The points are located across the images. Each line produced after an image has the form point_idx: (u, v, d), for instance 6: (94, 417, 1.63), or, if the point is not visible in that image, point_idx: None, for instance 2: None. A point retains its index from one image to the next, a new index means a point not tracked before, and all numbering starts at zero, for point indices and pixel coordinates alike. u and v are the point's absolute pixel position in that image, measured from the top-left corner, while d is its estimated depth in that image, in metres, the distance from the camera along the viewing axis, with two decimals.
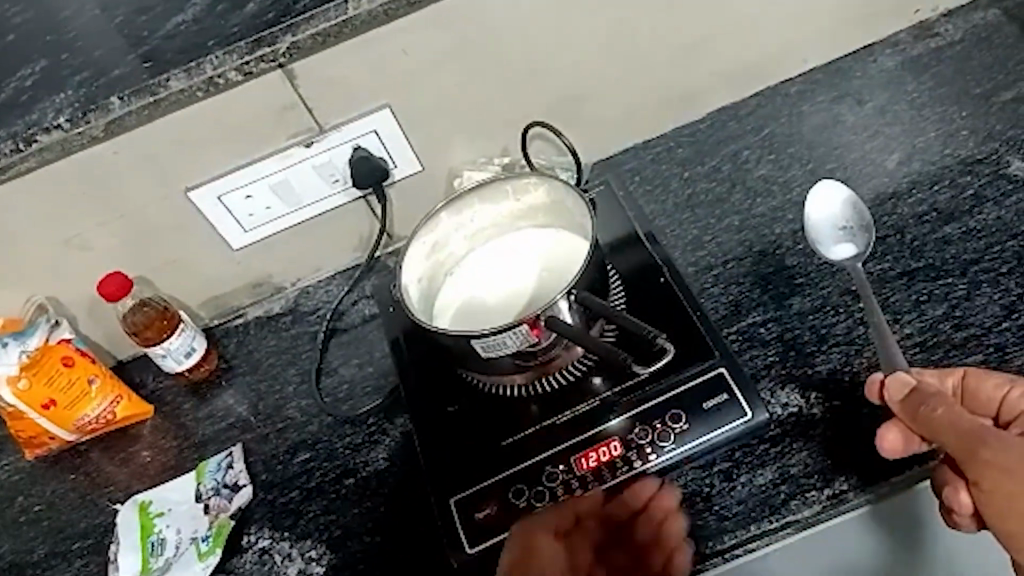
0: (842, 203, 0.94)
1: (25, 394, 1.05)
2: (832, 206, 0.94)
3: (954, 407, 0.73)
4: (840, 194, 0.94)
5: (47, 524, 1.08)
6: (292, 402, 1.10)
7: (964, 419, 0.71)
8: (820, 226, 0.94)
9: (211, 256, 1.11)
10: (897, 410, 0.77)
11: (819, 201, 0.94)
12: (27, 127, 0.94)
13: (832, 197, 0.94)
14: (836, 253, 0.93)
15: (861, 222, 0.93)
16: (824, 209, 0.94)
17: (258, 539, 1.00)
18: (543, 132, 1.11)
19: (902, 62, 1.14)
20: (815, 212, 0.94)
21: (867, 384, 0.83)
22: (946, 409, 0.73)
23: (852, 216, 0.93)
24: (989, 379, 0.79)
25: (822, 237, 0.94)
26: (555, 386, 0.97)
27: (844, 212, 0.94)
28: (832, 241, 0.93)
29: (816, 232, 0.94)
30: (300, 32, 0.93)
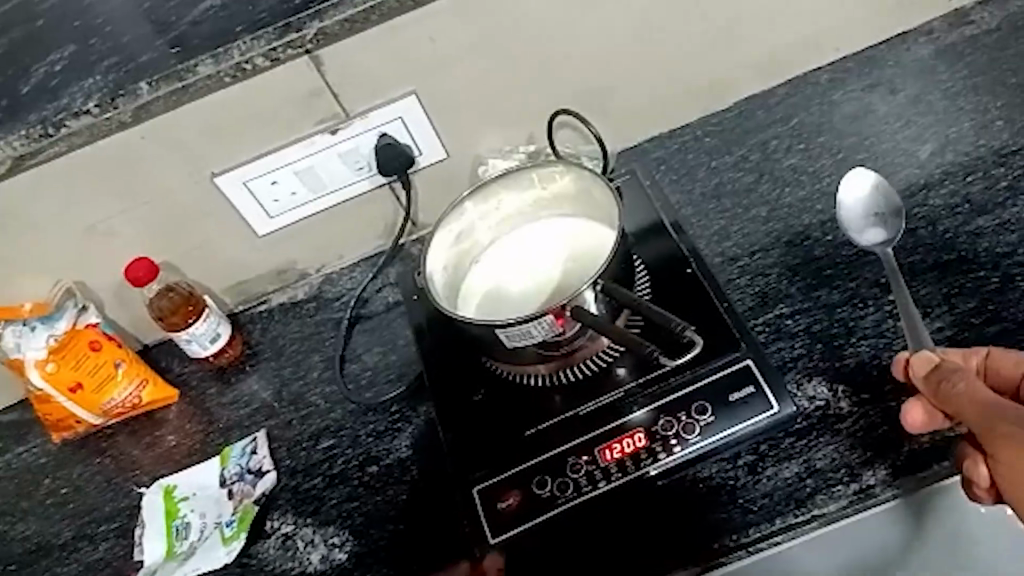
0: (873, 190, 0.99)
1: (55, 378, 1.07)
2: (863, 192, 1.00)
3: (971, 380, 0.73)
4: (871, 181, 1.00)
5: (73, 507, 1.09)
6: (315, 388, 1.10)
7: (978, 391, 0.72)
8: (853, 210, 0.99)
9: (236, 242, 1.11)
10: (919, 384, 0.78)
11: (851, 188, 1.00)
12: (56, 111, 0.94)
13: (862, 184, 1.00)
14: (867, 237, 0.98)
15: (891, 207, 0.98)
16: (857, 195, 0.99)
17: (280, 525, 1.00)
18: (570, 121, 1.10)
19: (936, 50, 1.12)
20: (849, 198, 1.00)
21: (895, 364, 0.86)
22: (962, 381, 0.73)
23: (882, 203, 0.99)
24: (1012, 358, 0.80)
25: (854, 221, 0.99)
26: (579, 377, 0.97)
27: (875, 198, 0.99)
28: (863, 225, 0.98)
29: (849, 217, 0.99)
30: (328, 18, 0.93)
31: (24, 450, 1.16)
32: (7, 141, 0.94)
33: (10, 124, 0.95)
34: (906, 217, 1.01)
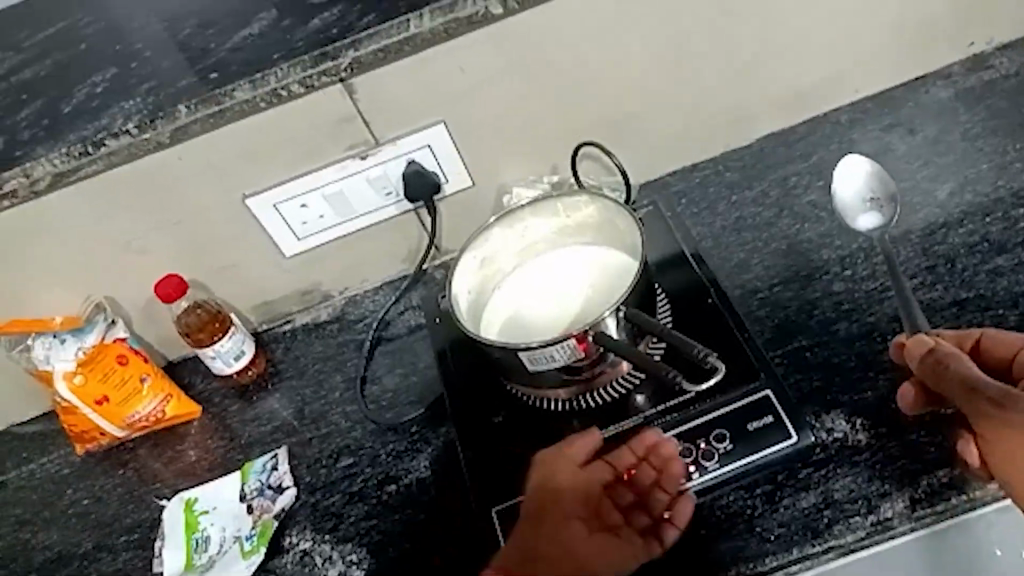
0: (867, 176, 1.07)
1: (82, 391, 1.09)
2: (857, 178, 1.07)
3: (966, 362, 0.79)
4: (865, 167, 1.07)
5: (93, 519, 1.11)
6: (336, 408, 1.11)
7: (974, 372, 0.77)
8: (848, 196, 1.07)
9: (264, 261, 1.13)
10: (914, 365, 0.83)
11: (845, 175, 1.07)
12: (97, 131, 0.98)
13: (857, 170, 1.07)
14: (862, 221, 1.06)
15: (885, 193, 1.06)
16: (851, 181, 1.07)
17: (299, 541, 1.01)
18: (594, 153, 1.13)
19: (954, 93, 1.14)
20: (843, 185, 1.07)
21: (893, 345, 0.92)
22: (958, 363, 0.79)
23: (877, 187, 1.06)
24: (1002, 341, 0.82)
25: (848, 207, 1.07)
26: (600, 402, 0.98)
27: (869, 184, 1.06)
28: (858, 210, 1.06)
29: (843, 203, 1.07)
30: (363, 48, 0.96)
31: (48, 460, 1.18)
32: (48, 159, 0.97)
33: (52, 141, 0.99)
34: (925, 254, 1.02)
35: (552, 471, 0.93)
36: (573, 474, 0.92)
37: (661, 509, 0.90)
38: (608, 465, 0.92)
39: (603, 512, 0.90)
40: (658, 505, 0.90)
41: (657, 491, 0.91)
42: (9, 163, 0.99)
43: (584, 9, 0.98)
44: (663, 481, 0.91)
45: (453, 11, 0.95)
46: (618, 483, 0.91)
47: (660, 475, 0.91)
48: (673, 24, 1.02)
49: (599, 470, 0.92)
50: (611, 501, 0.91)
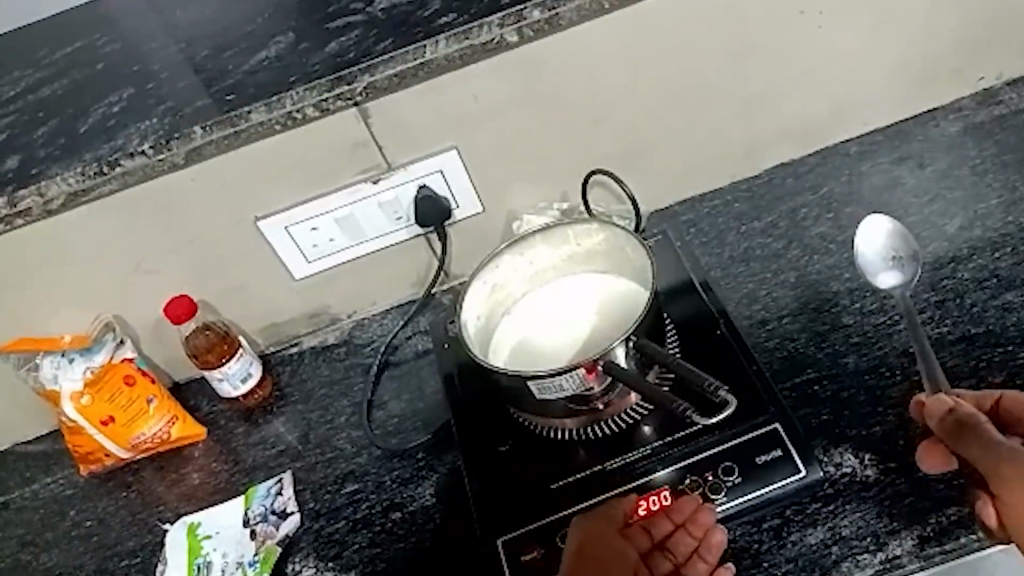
0: (887, 235, 0.98)
1: (88, 410, 1.09)
2: (878, 237, 0.98)
3: (986, 424, 0.78)
4: (885, 226, 0.98)
5: (96, 540, 1.10)
6: (342, 432, 1.11)
7: (994, 435, 0.76)
8: (869, 256, 0.98)
9: (273, 283, 1.14)
10: (934, 426, 0.82)
11: (866, 234, 0.98)
12: (112, 151, 0.98)
13: (877, 229, 0.98)
14: (883, 280, 0.97)
15: (908, 250, 0.96)
16: (871, 240, 0.98)
17: (301, 568, 1.01)
18: (604, 181, 1.13)
19: (964, 127, 1.14)
20: (864, 244, 0.98)
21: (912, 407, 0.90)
22: (979, 426, 0.78)
23: (899, 247, 0.97)
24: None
25: (869, 266, 0.97)
26: (607, 432, 0.98)
27: (891, 242, 0.97)
28: (879, 269, 0.97)
29: (865, 261, 0.98)
30: (378, 72, 0.97)
31: (51, 480, 1.18)
32: (63, 178, 0.98)
33: (67, 160, 0.99)
34: (934, 288, 1.02)
35: (594, 535, 0.88)
36: (614, 539, 0.88)
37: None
38: (644, 531, 0.89)
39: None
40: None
41: (694, 561, 0.87)
42: (24, 181, 0.99)
43: (597, 38, 0.99)
44: (701, 551, 0.87)
45: (469, 38, 0.96)
46: (654, 551, 0.88)
47: (699, 544, 0.87)
48: (686, 54, 1.03)
49: (637, 536, 0.88)
50: (646, 570, 0.87)
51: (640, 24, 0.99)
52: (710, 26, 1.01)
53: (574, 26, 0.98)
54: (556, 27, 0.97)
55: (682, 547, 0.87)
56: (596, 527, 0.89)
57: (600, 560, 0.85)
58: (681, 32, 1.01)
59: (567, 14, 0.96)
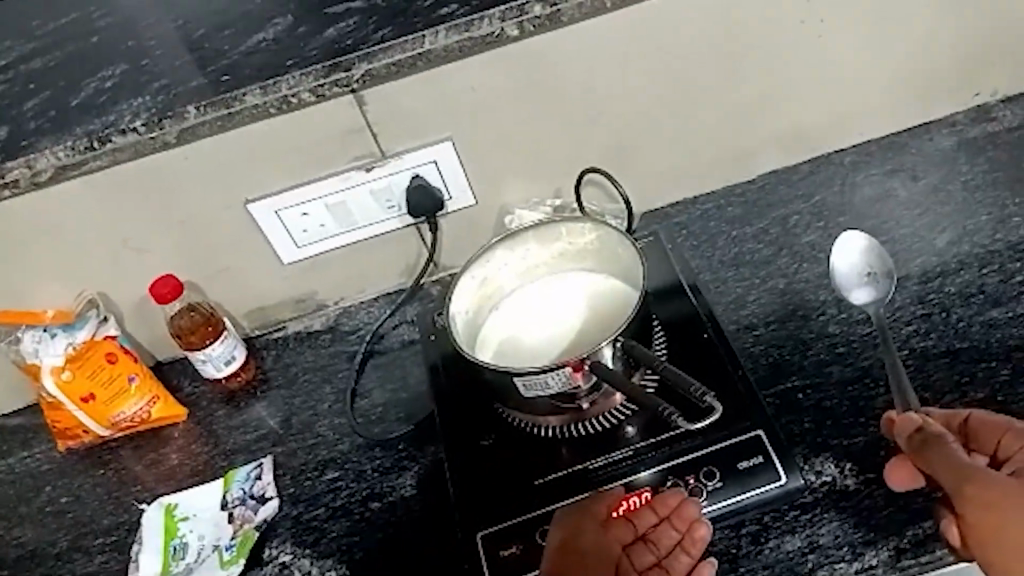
0: (864, 251, 1.04)
1: (68, 386, 1.08)
2: (854, 254, 1.04)
3: (949, 446, 0.79)
4: (862, 244, 1.04)
5: (71, 518, 1.10)
6: (324, 419, 1.11)
7: (956, 456, 0.77)
8: (845, 271, 1.04)
9: (261, 267, 1.13)
10: (902, 445, 0.83)
11: (842, 249, 1.04)
12: (103, 127, 0.97)
13: (853, 246, 1.04)
14: (857, 295, 1.03)
15: (883, 268, 1.03)
16: (847, 256, 1.04)
17: (278, 553, 1.00)
18: (598, 179, 1.13)
19: (958, 143, 1.14)
20: (840, 259, 1.05)
21: (883, 424, 0.91)
22: (941, 448, 0.78)
23: (874, 263, 1.03)
24: (991, 421, 0.81)
25: (845, 280, 1.04)
26: (590, 431, 0.98)
27: (866, 259, 1.04)
28: (855, 283, 1.03)
29: (840, 275, 1.04)
30: (375, 61, 0.96)
31: (28, 455, 1.17)
32: (52, 151, 0.96)
33: (58, 135, 0.98)
34: (921, 301, 1.02)
35: (576, 530, 0.89)
36: (596, 531, 0.88)
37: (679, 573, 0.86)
38: (629, 521, 0.89)
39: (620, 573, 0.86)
40: (678, 568, 0.86)
41: (678, 554, 0.87)
42: (13, 153, 0.98)
43: (598, 36, 0.99)
44: (685, 544, 0.87)
45: (469, 30, 0.96)
46: (637, 542, 0.88)
47: (683, 537, 0.87)
48: (685, 58, 1.03)
49: (621, 528, 0.89)
50: (628, 562, 0.87)
51: (642, 24, 0.99)
52: (711, 30, 1.01)
53: (577, 23, 0.98)
54: (558, 23, 0.97)
55: (664, 540, 0.87)
56: (580, 518, 0.89)
57: (579, 554, 0.86)
58: (683, 34, 1.01)
59: (569, 11, 0.96)
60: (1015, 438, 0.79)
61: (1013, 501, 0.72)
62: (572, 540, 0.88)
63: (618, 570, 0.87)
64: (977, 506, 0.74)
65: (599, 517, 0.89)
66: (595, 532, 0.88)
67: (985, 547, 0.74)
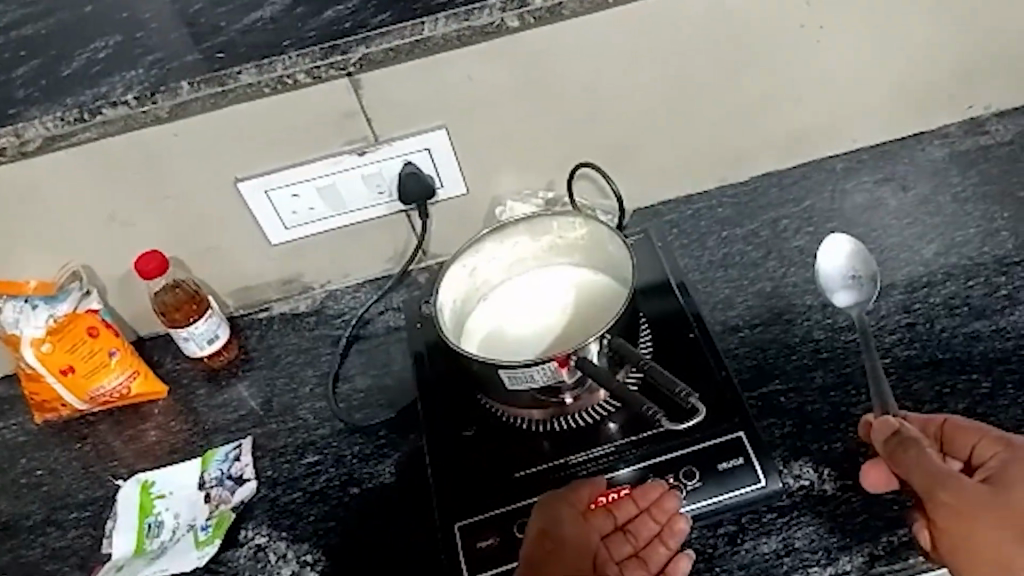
0: (850, 254, 1.05)
1: (48, 358, 1.07)
2: (840, 256, 1.05)
3: (926, 451, 0.79)
4: (848, 247, 1.05)
5: (45, 491, 1.09)
6: (306, 403, 1.10)
7: (933, 462, 0.77)
8: (830, 272, 1.05)
9: (249, 246, 1.12)
10: (878, 447, 0.82)
11: (830, 251, 1.05)
12: (94, 99, 0.96)
13: (841, 248, 1.05)
14: (839, 297, 1.04)
15: (868, 272, 1.04)
16: (834, 258, 1.05)
17: (254, 535, 1.00)
18: (591, 174, 1.12)
19: (949, 154, 1.15)
20: (827, 261, 1.05)
21: (860, 425, 0.90)
22: (918, 453, 0.78)
23: (859, 267, 1.04)
24: (966, 427, 0.82)
25: (830, 282, 1.05)
26: (572, 426, 0.98)
27: (851, 262, 1.05)
28: (838, 286, 1.04)
29: (825, 276, 1.05)
30: (374, 45, 0.95)
31: (5, 426, 1.16)
32: (42, 121, 0.95)
33: (47, 104, 0.96)
34: (906, 310, 1.03)
35: (555, 519, 0.88)
36: (576, 520, 0.88)
37: (656, 565, 0.87)
38: (608, 512, 0.89)
39: (598, 564, 0.87)
40: (655, 559, 0.87)
41: (656, 545, 0.87)
42: (1, 120, 0.96)
43: (598, 30, 0.99)
44: (663, 536, 0.88)
45: (468, 19, 0.95)
46: (616, 533, 0.89)
47: (661, 529, 0.88)
48: (683, 57, 1.02)
49: (600, 518, 0.89)
50: (606, 553, 0.88)
51: (642, 21, 0.99)
52: (711, 29, 1.01)
53: (578, 16, 0.97)
54: (558, 16, 0.96)
55: (643, 532, 0.88)
56: (562, 506, 0.89)
57: (555, 543, 0.87)
58: (683, 33, 1.00)
59: (570, 5, 0.95)
60: (989, 446, 0.80)
61: (983, 508, 0.73)
62: (553, 527, 0.88)
63: (596, 561, 0.87)
64: (949, 513, 0.75)
65: (580, 505, 0.90)
66: (574, 520, 0.88)
67: (956, 552, 0.75)
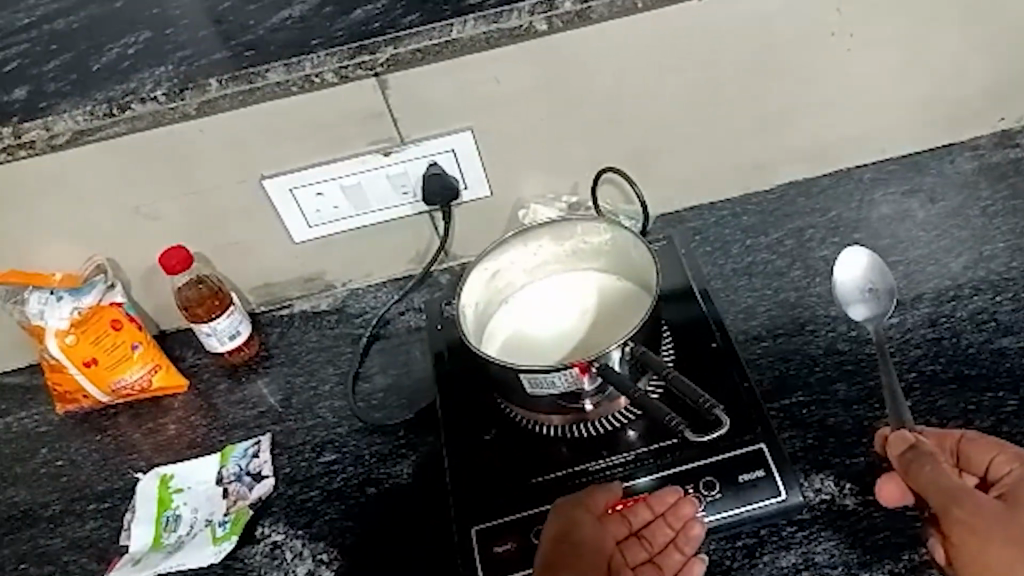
0: (867, 267, 1.03)
1: (71, 351, 1.08)
2: (857, 268, 1.04)
3: (941, 465, 0.77)
4: (865, 259, 1.04)
5: (65, 481, 1.10)
6: (325, 400, 1.10)
7: (947, 476, 0.76)
8: (846, 285, 1.03)
9: (272, 243, 1.12)
10: (893, 462, 0.81)
11: (846, 263, 1.04)
12: (124, 94, 0.97)
13: (857, 260, 1.04)
14: (855, 310, 1.02)
15: (884, 285, 1.02)
16: (850, 270, 1.04)
17: (271, 532, 1.00)
18: (616, 180, 1.12)
19: (980, 166, 1.13)
20: (843, 273, 1.04)
21: (875, 438, 0.89)
22: (933, 467, 0.77)
23: (876, 280, 1.03)
24: (982, 442, 0.81)
25: (846, 294, 1.03)
26: (591, 433, 0.98)
27: (868, 274, 1.03)
28: (855, 299, 1.03)
29: (842, 288, 1.04)
30: (402, 45, 0.95)
31: (26, 415, 1.17)
32: (71, 115, 0.96)
33: (77, 99, 0.97)
34: (932, 324, 1.01)
35: (572, 522, 0.88)
36: (592, 524, 0.88)
37: (671, 570, 0.86)
38: (624, 518, 0.89)
39: (612, 568, 0.87)
40: (669, 564, 0.86)
41: (671, 551, 0.87)
42: (31, 113, 0.97)
43: (628, 34, 0.98)
44: (678, 542, 0.87)
45: (497, 21, 0.94)
46: (631, 538, 0.88)
47: (676, 535, 0.88)
48: (711, 66, 1.02)
49: (615, 523, 0.89)
50: (621, 558, 0.88)
51: (671, 28, 0.98)
52: (740, 35, 1.00)
53: (606, 20, 0.97)
54: (587, 20, 0.96)
55: (658, 538, 0.88)
56: (579, 511, 0.89)
57: (571, 545, 0.86)
58: (711, 38, 1.00)
59: (600, 9, 0.95)
60: (1006, 461, 0.79)
61: (999, 523, 0.72)
62: (571, 530, 0.87)
63: (611, 565, 0.87)
64: (963, 529, 0.73)
65: (597, 510, 0.89)
66: (591, 524, 0.88)
67: (969, 568, 0.74)
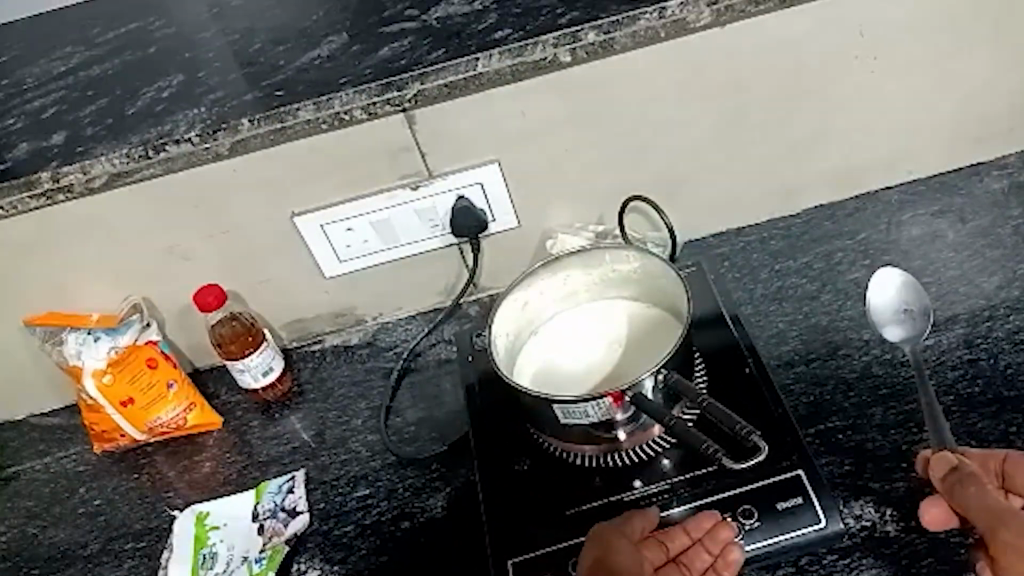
0: (900, 287, 1.04)
1: (109, 389, 1.09)
2: (891, 289, 1.04)
3: (986, 487, 0.76)
4: (899, 279, 1.04)
5: (103, 521, 1.10)
6: (358, 435, 1.10)
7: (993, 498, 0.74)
8: (880, 306, 1.04)
9: (304, 280, 1.13)
10: (937, 485, 0.80)
11: (880, 284, 1.04)
12: (159, 136, 0.99)
13: (891, 280, 1.04)
14: (890, 331, 1.02)
15: (919, 306, 1.02)
16: (884, 291, 1.04)
17: (307, 568, 1.00)
18: (643, 208, 1.12)
19: (1010, 185, 1.12)
20: (877, 293, 1.05)
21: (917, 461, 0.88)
22: (977, 489, 0.76)
23: (911, 301, 1.03)
24: None
25: (881, 315, 1.03)
26: (625, 463, 0.97)
27: (903, 295, 1.03)
28: (890, 320, 1.03)
29: (876, 309, 1.04)
30: (429, 81, 0.97)
31: (65, 454, 1.18)
32: (108, 158, 0.99)
33: (113, 142, 1.00)
34: (968, 346, 1.00)
35: (609, 549, 0.87)
36: (629, 551, 0.87)
37: None
38: (660, 544, 0.88)
39: None
40: None
41: None
42: (70, 158, 1.00)
43: (652, 63, 0.99)
44: (717, 567, 0.86)
45: (522, 55, 0.96)
46: (668, 565, 0.87)
47: (714, 560, 0.87)
48: (736, 89, 1.02)
49: (651, 550, 0.88)
50: None
51: (695, 52, 0.99)
52: (763, 61, 1.00)
53: (629, 50, 0.98)
54: (610, 51, 0.97)
55: (696, 563, 0.86)
56: (616, 538, 0.88)
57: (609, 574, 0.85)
58: (735, 65, 1.00)
59: (623, 39, 0.96)
60: None
61: None
62: (608, 557, 0.86)
63: None
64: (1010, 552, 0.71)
65: (632, 537, 0.88)
66: (627, 550, 0.87)
67: None
